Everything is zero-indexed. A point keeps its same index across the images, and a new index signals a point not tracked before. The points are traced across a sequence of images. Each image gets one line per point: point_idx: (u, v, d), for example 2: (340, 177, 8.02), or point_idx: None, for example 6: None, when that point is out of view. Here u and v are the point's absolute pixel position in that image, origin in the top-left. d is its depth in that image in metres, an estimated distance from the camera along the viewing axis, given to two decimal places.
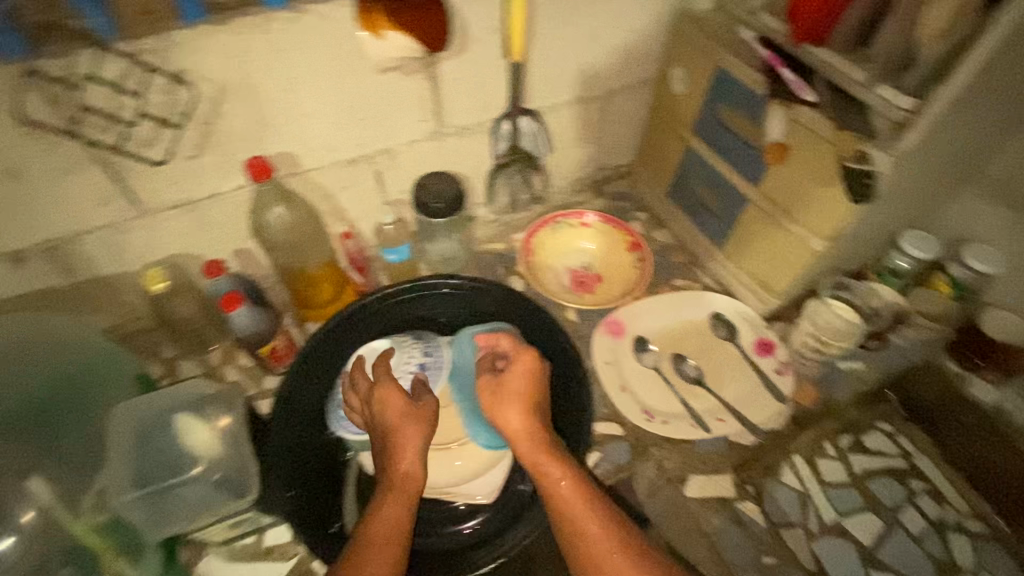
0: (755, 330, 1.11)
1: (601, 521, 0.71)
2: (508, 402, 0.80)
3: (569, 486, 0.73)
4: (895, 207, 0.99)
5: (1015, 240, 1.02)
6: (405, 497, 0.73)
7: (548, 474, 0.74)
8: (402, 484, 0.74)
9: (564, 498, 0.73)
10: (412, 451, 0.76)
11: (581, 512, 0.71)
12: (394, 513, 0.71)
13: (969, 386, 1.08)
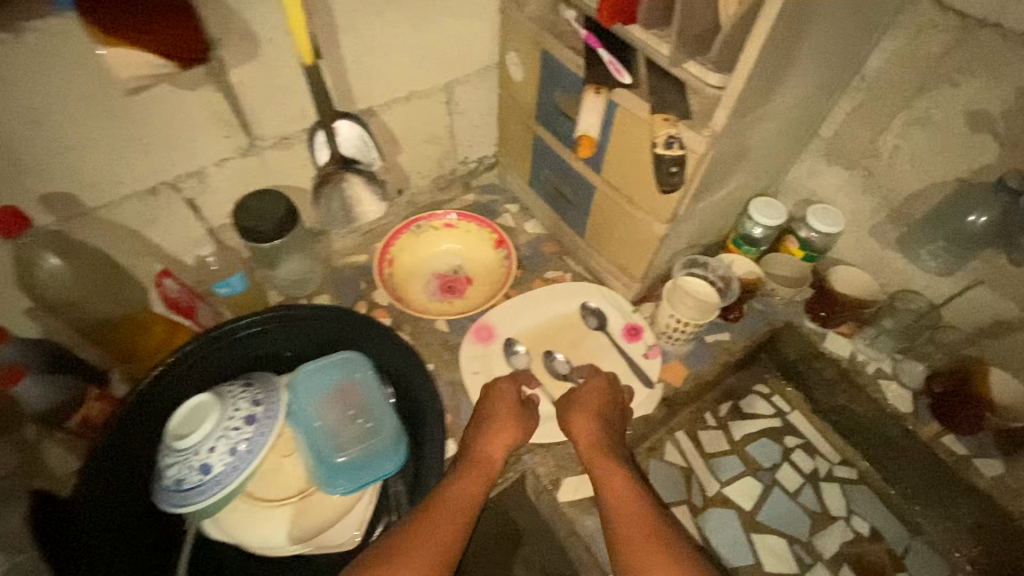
0: (623, 315, 1.10)
1: (639, 513, 0.77)
2: (579, 413, 0.91)
3: (622, 483, 0.81)
4: (737, 178, 0.99)
5: (851, 197, 1.05)
6: (486, 475, 0.81)
7: (611, 475, 0.83)
8: (483, 469, 0.82)
9: (621, 492, 0.80)
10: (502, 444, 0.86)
11: (630, 504, 0.78)
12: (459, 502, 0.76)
13: (826, 342, 1.11)
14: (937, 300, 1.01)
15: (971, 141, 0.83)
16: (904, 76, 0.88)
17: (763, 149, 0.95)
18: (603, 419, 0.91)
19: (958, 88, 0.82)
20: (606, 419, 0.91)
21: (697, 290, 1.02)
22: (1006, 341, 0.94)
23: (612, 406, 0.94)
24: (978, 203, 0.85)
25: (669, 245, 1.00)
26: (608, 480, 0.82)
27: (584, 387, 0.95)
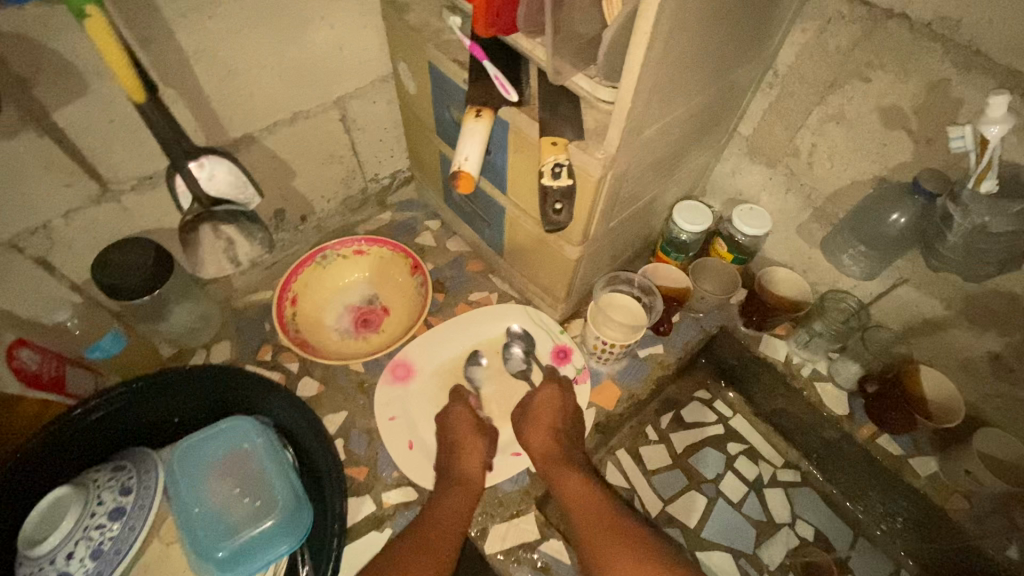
0: (550, 337, 1.03)
1: (604, 514, 0.82)
2: (532, 429, 0.92)
3: (579, 487, 0.85)
4: (654, 186, 0.92)
5: (776, 196, 1.00)
6: (464, 492, 0.84)
7: (573, 483, 0.86)
8: (460, 487, 0.85)
9: (578, 495, 0.84)
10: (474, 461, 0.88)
11: (593, 508, 0.83)
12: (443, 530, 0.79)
13: (762, 346, 1.07)
14: (865, 298, 0.98)
15: (886, 138, 0.79)
16: (817, 71, 0.82)
17: (678, 155, 0.89)
18: (557, 427, 0.92)
19: (870, 83, 0.77)
20: (561, 430, 0.92)
21: (620, 305, 0.98)
22: (935, 338, 0.92)
23: (566, 413, 0.94)
24: (896, 203, 0.81)
25: (590, 262, 0.94)
26: (571, 491, 0.85)
27: (535, 401, 0.95)
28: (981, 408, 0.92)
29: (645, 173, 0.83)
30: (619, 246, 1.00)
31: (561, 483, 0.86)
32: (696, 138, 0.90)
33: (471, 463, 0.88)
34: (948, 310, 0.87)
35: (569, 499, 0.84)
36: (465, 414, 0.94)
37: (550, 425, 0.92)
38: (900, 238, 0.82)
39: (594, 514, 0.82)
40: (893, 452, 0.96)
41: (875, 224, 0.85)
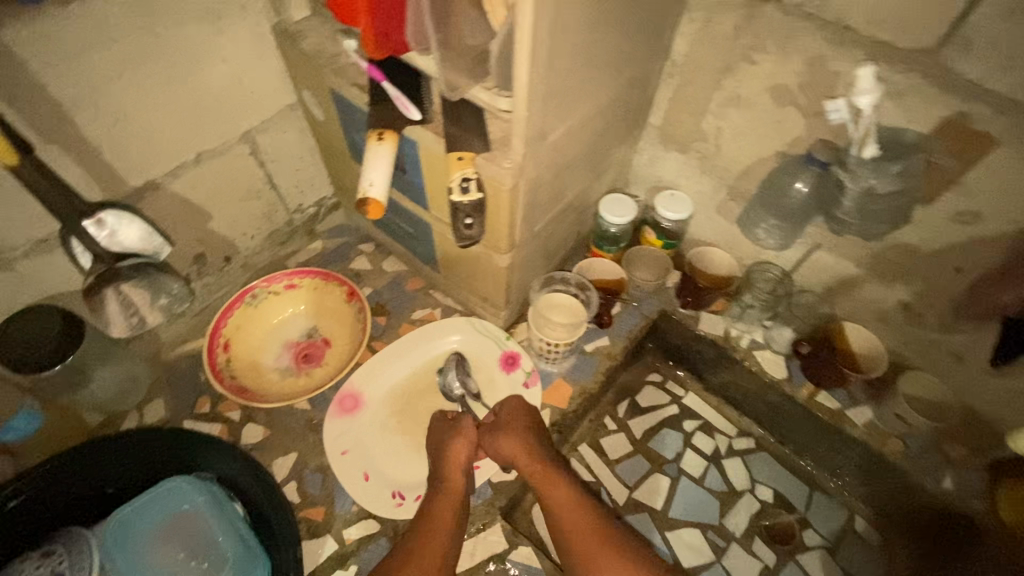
0: (496, 345, 1.03)
1: (594, 526, 0.81)
2: (508, 434, 0.88)
3: (568, 498, 0.84)
4: (575, 184, 0.93)
5: (693, 180, 1.04)
6: (451, 503, 0.82)
7: (560, 495, 0.84)
8: (447, 499, 0.83)
9: (568, 508, 0.83)
10: (458, 470, 0.85)
11: (583, 521, 0.82)
12: (433, 547, 0.77)
13: (699, 324, 1.10)
14: (787, 266, 1.03)
15: (779, 115, 0.83)
16: (708, 58, 0.86)
17: (593, 152, 0.91)
18: (536, 432, 0.90)
19: (756, 66, 0.81)
20: (536, 434, 0.90)
21: (559, 304, 1.00)
22: (853, 295, 0.97)
23: (539, 418, 0.93)
24: (797, 173, 0.85)
25: (518, 264, 0.94)
26: (558, 504, 0.84)
27: (508, 407, 0.93)
28: (903, 354, 0.98)
29: (562, 170, 0.84)
30: (550, 246, 1.01)
31: (549, 496, 0.85)
32: (608, 134, 0.92)
33: (455, 472, 0.85)
34: (859, 268, 0.92)
35: (558, 512, 0.83)
36: (444, 424, 0.92)
37: (525, 432, 0.90)
38: (805, 207, 0.88)
39: (585, 527, 0.81)
40: (832, 408, 1.01)
41: (781, 194, 0.90)
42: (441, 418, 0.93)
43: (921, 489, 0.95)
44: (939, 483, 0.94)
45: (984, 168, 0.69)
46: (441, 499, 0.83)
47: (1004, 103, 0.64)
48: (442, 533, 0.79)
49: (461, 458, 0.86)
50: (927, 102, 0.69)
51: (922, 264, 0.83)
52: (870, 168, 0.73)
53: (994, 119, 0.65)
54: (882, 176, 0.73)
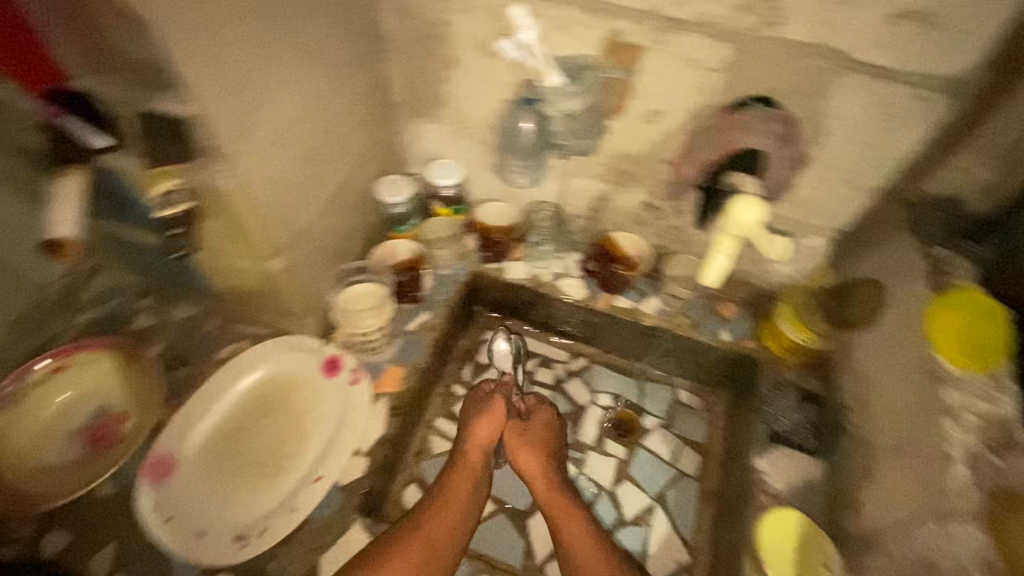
0: (314, 354, 1.01)
1: (605, 562, 0.86)
2: (525, 446, 0.99)
3: (583, 532, 0.89)
4: (330, 173, 0.95)
5: (452, 144, 1.11)
6: (466, 489, 0.92)
7: (567, 516, 0.91)
8: (464, 476, 0.94)
9: (581, 538, 0.88)
10: (479, 453, 0.98)
11: (583, 536, 0.88)
12: (445, 521, 0.87)
13: (507, 274, 1.19)
14: (557, 201, 1.16)
15: (489, 67, 0.93)
16: (414, 29, 0.93)
17: (330, 138, 0.92)
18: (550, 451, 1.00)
19: (452, 27, 0.89)
20: (551, 456, 0.99)
21: (366, 292, 1.04)
22: (610, 208, 1.12)
23: (555, 441, 1.02)
24: (518, 114, 0.94)
25: (303, 266, 0.94)
26: (562, 513, 0.92)
27: (533, 424, 1.03)
28: (663, 246, 1.15)
29: (298, 161, 0.85)
30: (332, 240, 1.02)
31: (553, 507, 0.93)
32: (344, 118, 0.94)
33: (476, 449, 0.98)
34: (603, 183, 1.06)
35: (561, 519, 0.91)
36: (484, 397, 1.06)
37: (544, 452, 0.99)
38: (534, 142, 0.97)
39: (583, 542, 0.88)
40: (627, 307, 1.16)
41: (513, 136, 0.99)
42: (478, 394, 1.06)
43: (709, 349, 1.12)
44: (717, 339, 1.11)
45: (646, 76, 0.82)
46: (459, 472, 0.95)
47: (633, 15, 0.76)
48: (453, 513, 0.89)
49: (485, 441, 0.99)
50: (581, 27, 0.79)
51: (640, 165, 0.98)
52: (558, 96, 0.83)
53: (632, 30, 0.77)
54: (567, 101, 0.83)
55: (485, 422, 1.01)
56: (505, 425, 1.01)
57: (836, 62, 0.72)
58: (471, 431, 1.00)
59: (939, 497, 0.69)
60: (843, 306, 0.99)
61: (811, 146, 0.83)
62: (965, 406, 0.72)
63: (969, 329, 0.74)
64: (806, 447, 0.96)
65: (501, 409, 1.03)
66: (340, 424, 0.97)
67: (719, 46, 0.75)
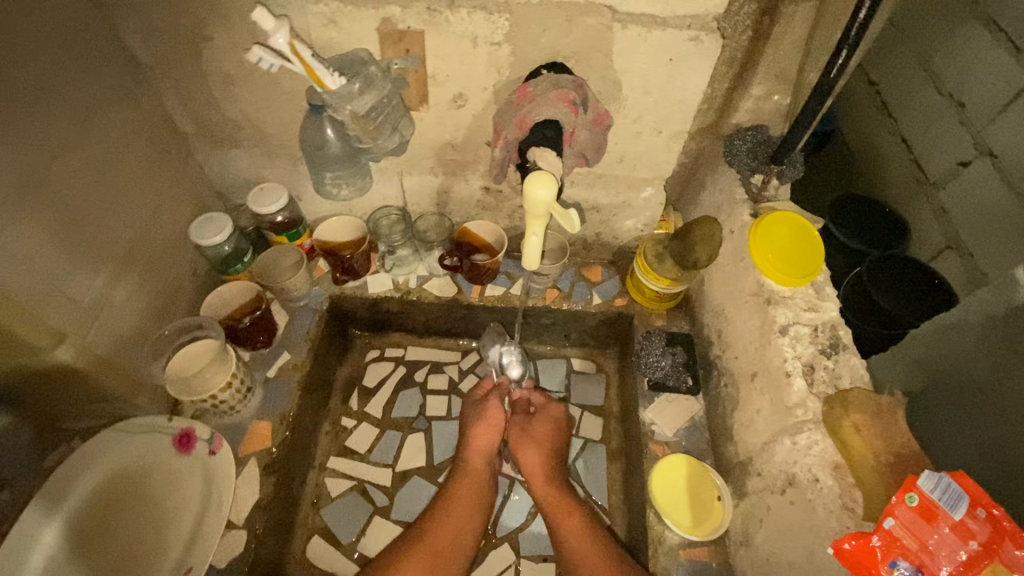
0: (161, 435, 0.89)
1: (605, 557, 0.83)
2: (530, 445, 0.96)
3: (584, 530, 0.87)
4: (117, 229, 0.83)
5: (270, 167, 1.02)
6: (469, 498, 0.89)
7: (565, 513, 0.89)
8: (468, 482, 0.91)
9: (580, 537, 0.86)
10: (480, 458, 0.94)
11: (585, 534, 0.86)
12: (448, 530, 0.85)
13: (370, 288, 1.11)
14: (401, 203, 1.10)
15: (272, 78, 0.85)
16: (174, 52, 0.82)
17: (110, 188, 0.81)
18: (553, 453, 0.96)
19: (215, 42, 0.80)
20: (555, 456, 0.96)
21: (200, 350, 0.90)
22: (453, 200, 1.08)
23: (559, 438, 0.99)
24: (319, 122, 0.87)
25: (108, 341, 0.82)
26: (563, 511, 0.89)
27: (536, 418, 1.00)
28: (517, 226, 1.14)
29: (73, 223, 0.74)
30: (143, 306, 0.89)
31: (557, 507, 0.90)
32: (116, 162, 0.82)
33: (478, 456, 0.94)
34: (438, 177, 1.02)
35: (563, 518, 0.89)
36: (475, 404, 1.00)
37: (546, 450, 0.96)
38: (344, 149, 0.91)
39: (583, 539, 0.85)
40: (500, 294, 1.12)
41: (320, 148, 0.91)
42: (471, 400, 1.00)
43: (584, 315, 1.12)
44: (588, 304, 1.11)
45: (430, 55, 0.79)
46: (462, 479, 0.91)
47: (401, 0, 0.73)
48: (455, 524, 0.86)
49: (486, 446, 0.95)
50: (353, 20, 0.75)
51: (464, 151, 0.95)
52: (344, 97, 0.75)
53: (405, 16, 0.74)
54: (356, 100, 0.76)
55: (484, 424, 0.96)
56: (508, 424, 0.99)
57: (602, 19, 0.73)
58: (472, 434, 0.96)
59: (785, 412, 0.73)
60: (687, 249, 0.96)
61: (610, 105, 0.84)
62: (794, 321, 0.78)
63: (789, 253, 0.82)
64: (683, 388, 0.98)
65: (495, 416, 0.97)
66: (206, 501, 0.84)
67: (496, 19, 0.74)
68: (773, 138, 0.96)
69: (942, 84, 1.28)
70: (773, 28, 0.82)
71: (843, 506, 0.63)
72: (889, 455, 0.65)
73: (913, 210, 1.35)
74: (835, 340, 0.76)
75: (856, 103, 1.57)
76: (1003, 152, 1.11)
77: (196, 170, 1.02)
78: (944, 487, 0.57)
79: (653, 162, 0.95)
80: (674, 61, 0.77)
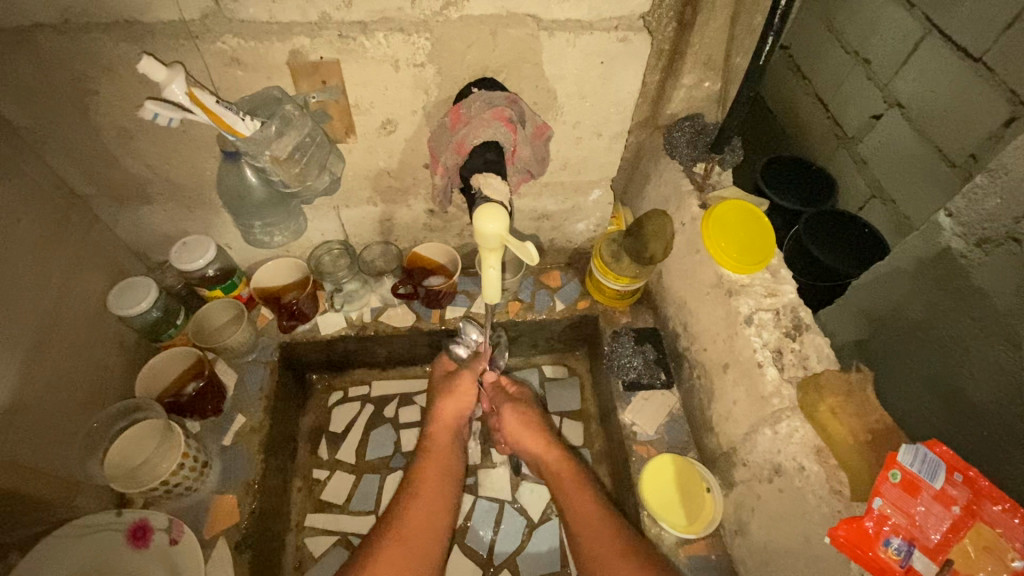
0: (106, 533, 0.77)
1: (613, 529, 0.78)
2: (527, 430, 0.92)
3: (591, 507, 0.82)
4: (21, 320, 0.72)
5: (191, 219, 0.93)
6: (435, 475, 0.84)
7: (574, 490, 0.85)
8: (437, 463, 0.86)
9: (588, 516, 0.81)
10: (447, 431, 0.90)
11: (599, 521, 0.80)
12: (421, 512, 0.79)
13: (322, 328, 1.04)
14: (343, 236, 1.03)
15: (175, 127, 0.77)
16: (60, 114, 0.73)
17: (1, 275, 0.70)
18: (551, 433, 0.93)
19: (102, 95, 0.71)
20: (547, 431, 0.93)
21: (137, 435, 0.80)
22: (397, 226, 1.02)
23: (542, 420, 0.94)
24: (237, 167, 0.79)
25: (33, 448, 0.73)
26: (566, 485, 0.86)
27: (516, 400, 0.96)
28: (468, 243, 1.10)
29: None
30: (70, 398, 0.80)
31: (565, 489, 0.86)
32: (8, 246, 0.71)
33: (444, 431, 0.90)
34: (378, 206, 0.96)
35: (572, 504, 0.84)
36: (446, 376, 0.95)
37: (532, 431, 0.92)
38: (269, 195, 0.84)
39: (598, 527, 0.79)
40: (461, 314, 1.07)
41: (242, 198, 0.84)
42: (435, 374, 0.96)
43: (550, 323, 1.09)
44: (552, 311, 1.08)
45: (352, 85, 0.73)
46: (432, 456, 0.87)
47: (308, 30, 0.67)
48: (431, 502, 0.81)
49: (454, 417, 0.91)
50: (259, 57, 0.68)
51: (401, 176, 0.90)
52: (261, 142, 0.69)
53: (315, 46, 0.68)
54: (275, 144, 0.70)
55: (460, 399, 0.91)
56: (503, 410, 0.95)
57: (527, 30, 0.70)
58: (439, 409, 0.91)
59: (762, 403, 0.74)
60: (641, 245, 0.96)
61: (546, 115, 0.82)
62: (757, 309, 0.78)
63: (743, 240, 0.83)
64: (657, 384, 0.98)
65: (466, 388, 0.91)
66: None
67: (415, 40, 0.69)
68: (709, 124, 0.97)
69: (845, 43, 1.33)
70: (695, 17, 0.81)
71: (832, 490, 0.64)
72: (868, 433, 0.66)
73: (836, 164, 1.40)
74: (798, 321, 0.77)
75: (771, 72, 1.61)
76: (910, 103, 1.16)
77: (106, 234, 0.91)
78: (921, 458, 0.59)
79: (597, 164, 0.93)
80: (605, 63, 0.75)
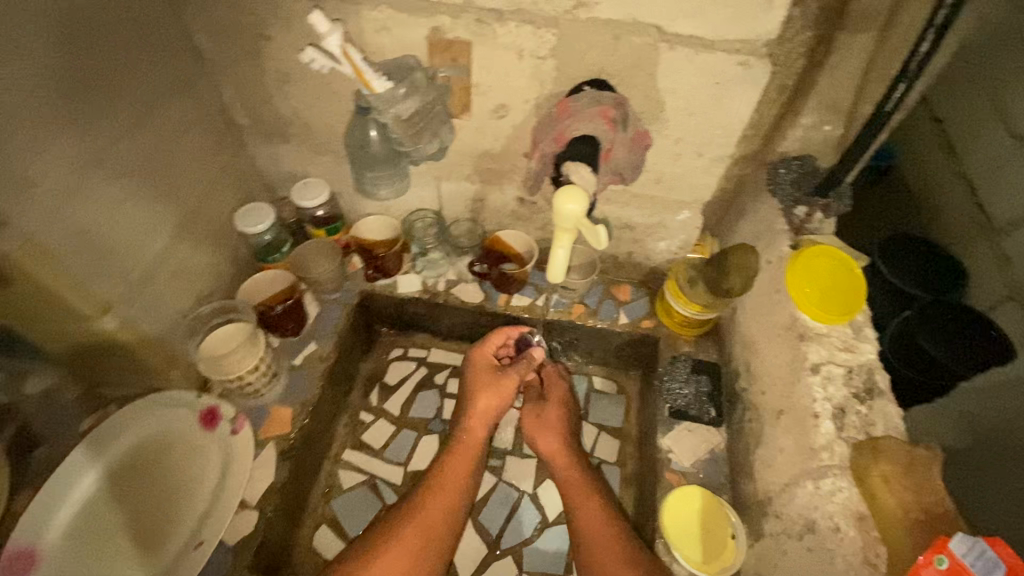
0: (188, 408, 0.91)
1: (614, 541, 0.81)
2: (544, 431, 0.96)
3: (603, 516, 0.85)
4: (168, 209, 0.87)
5: (316, 163, 1.06)
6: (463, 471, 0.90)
7: (583, 501, 0.87)
8: (466, 455, 0.91)
9: (597, 525, 0.84)
10: (480, 426, 0.94)
11: (606, 537, 0.81)
12: (445, 502, 0.86)
13: (399, 286, 1.12)
14: (438, 207, 1.12)
15: (322, 78, 0.89)
16: (239, 52, 0.88)
17: (165, 173, 0.85)
18: (570, 439, 0.96)
19: (274, 41, 0.84)
20: (568, 434, 0.97)
21: (233, 332, 0.93)
22: (487, 208, 1.09)
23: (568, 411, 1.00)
24: (364, 123, 0.90)
25: (152, 317, 0.87)
26: (581, 496, 0.88)
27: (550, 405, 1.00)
28: (549, 239, 1.14)
29: (91, 211, 0.73)
30: (189, 287, 0.95)
31: (574, 500, 0.88)
32: (175, 149, 0.86)
33: (478, 426, 0.94)
34: (474, 184, 1.03)
35: (586, 513, 0.86)
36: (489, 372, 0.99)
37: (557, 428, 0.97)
38: (386, 152, 0.95)
39: (604, 540, 0.81)
40: (526, 304, 1.11)
41: (363, 149, 0.95)
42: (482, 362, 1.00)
43: (609, 334, 1.10)
44: (615, 322, 1.09)
45: (477, 66, 0.81)
46: (461, 450, 0.92)
47: (452, 11, 0.75)
48: (452, 493, 0.87)
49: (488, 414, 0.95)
50: (404, 27, 0.77)
51: (501, 160, 0.96)
52: (388, 101, 0.78)
53: (454, 25, 0.76)
54: (400, 105, 0.80)
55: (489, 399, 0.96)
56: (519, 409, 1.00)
57: (650, 39, 0.73)
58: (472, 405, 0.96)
59: (810, 455, 0.70)
60: (720, 275, 0.96)
61: (650, 125, 0.84)
62: (828, 361, 0.75)
63: (829, 289, 0.79)
64: (704, 418, 0.95)
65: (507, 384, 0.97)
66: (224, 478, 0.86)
67: (542, 33, 0.75)
68: (820, 169, 0.93)
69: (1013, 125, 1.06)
70: (827, 55, 0.79)
71: (865, 561, 0.60)
72: (920, 512, 0.61)
73: None
74: (870, 384, 0.73)
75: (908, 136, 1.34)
76: None
77: (247, 162, 1.06)
78: (978, 552, 0.53)
79: (691, 184, 0.93)
80: (719, 84, 0.77)
